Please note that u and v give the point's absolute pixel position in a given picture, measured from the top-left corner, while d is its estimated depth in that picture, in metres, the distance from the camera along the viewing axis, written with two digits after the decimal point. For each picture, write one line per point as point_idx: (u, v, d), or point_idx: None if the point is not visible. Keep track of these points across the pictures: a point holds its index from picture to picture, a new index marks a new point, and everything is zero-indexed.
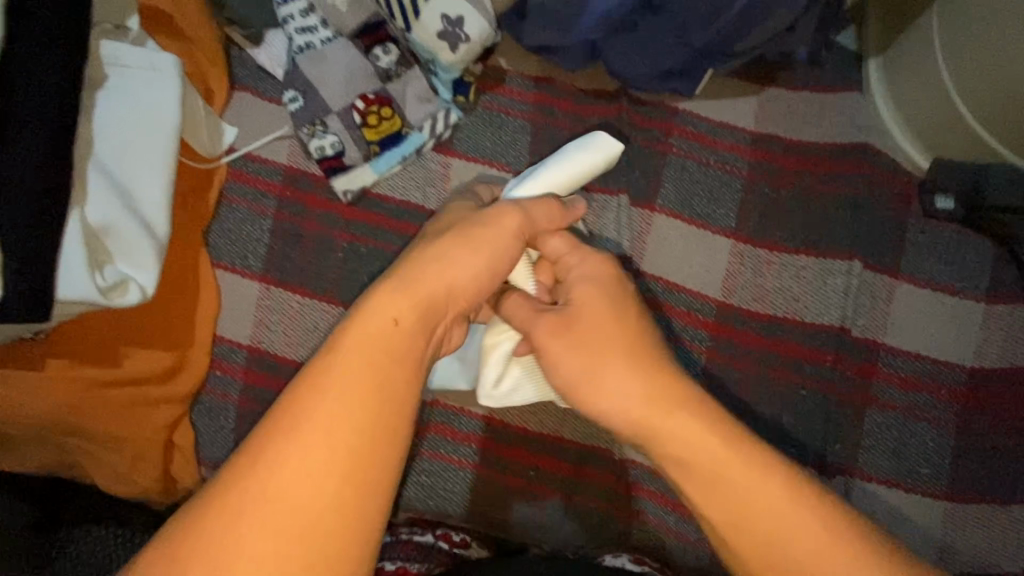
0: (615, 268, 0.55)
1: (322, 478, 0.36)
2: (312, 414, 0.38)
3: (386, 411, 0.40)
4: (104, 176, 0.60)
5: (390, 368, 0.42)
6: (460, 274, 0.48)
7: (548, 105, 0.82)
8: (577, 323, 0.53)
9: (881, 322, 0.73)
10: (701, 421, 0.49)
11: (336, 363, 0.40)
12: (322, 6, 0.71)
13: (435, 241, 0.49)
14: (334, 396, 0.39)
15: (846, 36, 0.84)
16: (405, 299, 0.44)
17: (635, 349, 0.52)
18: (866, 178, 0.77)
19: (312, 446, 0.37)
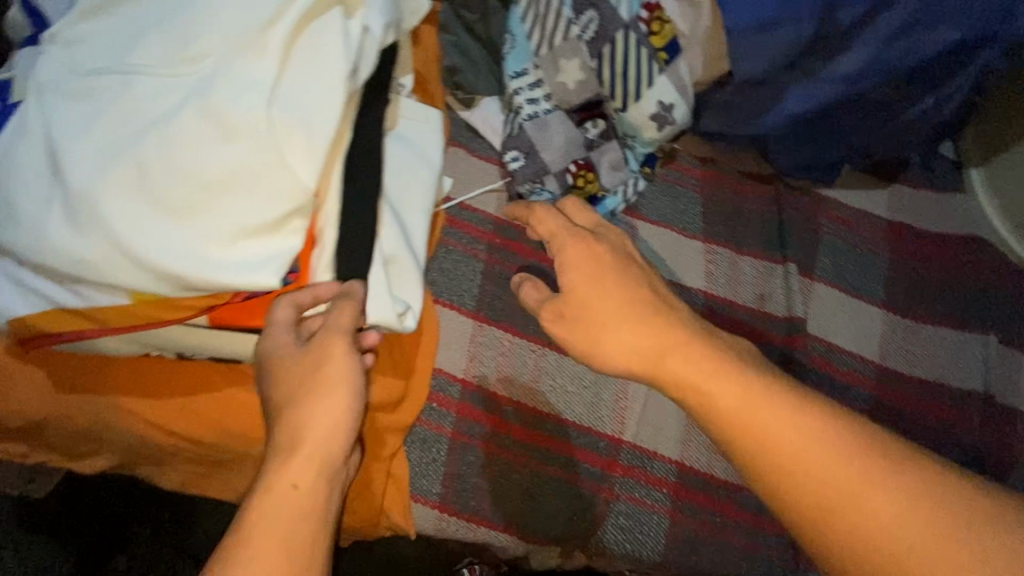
0: (591, 247, 0.62)
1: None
2: (281, 515, 0.44)
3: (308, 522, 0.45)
4: (394, 212, 0.65)
5: (319, 497, 0.46)
6: (325, 425, 0.48)
7: (714, 182, 0.92)
8: (574, 300, 0.60)
9: (1015, 389, 0.85)
10: (742, 395, 0.51)
11: (290, 467, 0.46)
12: (551, 83, 0.81)
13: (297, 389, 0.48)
14: (281, 500, 0.45)
15: (946, 148, 1.00)
16: (309, 462, 0.47)
17: (637, 301, 0.59)
18: (988, 267, 0.90)
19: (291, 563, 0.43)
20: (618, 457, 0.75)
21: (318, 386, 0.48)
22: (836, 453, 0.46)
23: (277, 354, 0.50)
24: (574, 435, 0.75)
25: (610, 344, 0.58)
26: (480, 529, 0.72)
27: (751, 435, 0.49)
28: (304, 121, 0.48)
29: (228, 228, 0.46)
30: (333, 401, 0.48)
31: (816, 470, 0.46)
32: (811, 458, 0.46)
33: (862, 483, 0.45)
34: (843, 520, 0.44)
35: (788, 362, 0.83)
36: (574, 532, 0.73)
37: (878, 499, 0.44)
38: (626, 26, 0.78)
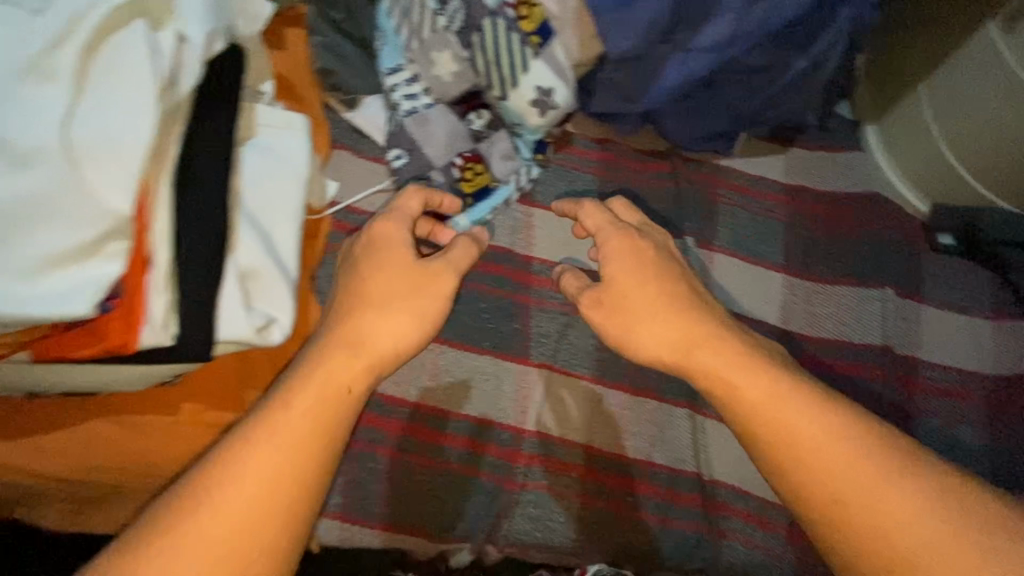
0: (635, 241, 0.68)
1: (297, 431, 0.52)
2: (324, 386, 0.55)
3: (341, 410, 0.55)
4: (253, 225, 0.63)
5: (353, 397, 0.57)
6: (387, 338, 0.60)
7: (611, 162, 0.92)
8: (612, 289, 0.66)
9: (916, 340, 0.86)
10: (770, 392, 0.56)
11: (344, 354, 0.58)
12: (427, 76, 0.80)
13: (373, 301, 0.61)
14: (325, 376, 0.56)
15: (843, 108, 1.00)
16: (366, 367, 0.58)
17: (676, 293, 0.65)
18: (884, 221, 0.91)
19: (316, 427, 0.53)
20: (520, 447, 0.75)
21: (408, 300, 0.61)
22: (855, 448, 0.52)
23: (377, 260, 0.63)
24: (475, 429, 0.75)
25: (642, 329, 0.64)
26: (387, 534, 0.72)
27: (775, 430, 0.55)
28: (108, 142, 0.47)
29: (32, 259, 0.45)
30: (404, 326, 0.61)
31: (851, 470, 0.51)
32: (833, 457, 0.52)
33: (872, 481, 0.50)
34: (857, 516, 0.49)
35: None
36: (482, 527, 0.73)
37: (892, 495, 0.49)
38: (493, 13, 0.77)
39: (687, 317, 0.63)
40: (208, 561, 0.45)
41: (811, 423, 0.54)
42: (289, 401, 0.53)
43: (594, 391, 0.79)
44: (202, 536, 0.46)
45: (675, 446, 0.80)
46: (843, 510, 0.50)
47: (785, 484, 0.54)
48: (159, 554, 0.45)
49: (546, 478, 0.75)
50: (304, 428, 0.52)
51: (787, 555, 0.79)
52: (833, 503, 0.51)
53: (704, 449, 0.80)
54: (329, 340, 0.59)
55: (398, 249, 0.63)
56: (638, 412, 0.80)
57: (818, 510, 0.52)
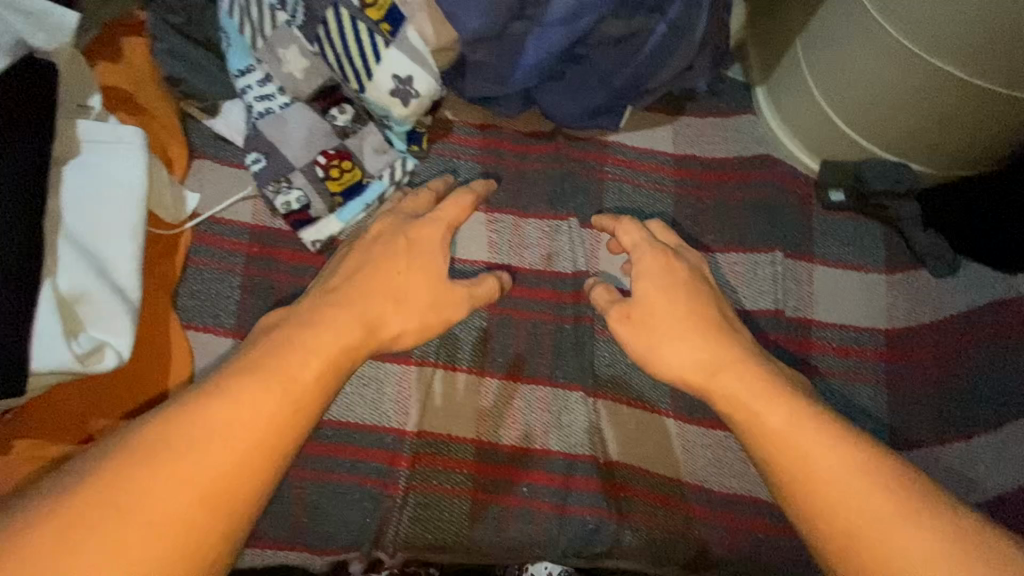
0: (667, 262, 0.68)
1: (276, 398, 0.48)
2: (313, 356, 0.52)
3: (331, 383, 0.53)
4: (76, 248, 0.60)
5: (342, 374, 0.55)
6: (398, 329, 0.61)
7: (493, 147, 0.90)
8: (642, 308, 0.65)
9: (808, 301, 0.85)
10: (787, 411, 0.53)
11: (341, 330, 0.55)
12: (278, 75, 0.77)
13: (390, 297, 0.61)
14: (312, 349, 0.53)
15: (735, 71, 0.99)
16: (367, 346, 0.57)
17: (697, 309, 0.64)
18: (775, 183, 0.89)
19: (298, 397, 0.49)
20: (403, 450, 0.73)
21: (427, 311, 0.63)
22: (857, 452, 0.49)
23: (410, 258, 0.64)
24: (356, 436, 0.73)
25: (667, 342, 0.62)
26: (267, 553, 0.69)
27: (785, 450, 0.51)
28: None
29: None
30: (416, 329, 0.63)
31: (854, 482, 0.48)
32: (852, 482, 0.48)
33: (886, 506, 0.46)
34: (882, 554, 0.44)
35: (579, 317, 0.81)
36: (367, 536, 0.70)
37: (907, 528, 0.45)
38: (335, 3, 0.74)
39: (718, 348, 0.60)
40: (201, 502, 0.43)
41: (808, 430, 0.51)
42: (299, 359, 0.51)
43: (482, 384, 0.77)
44: (198, 471, 0.43)
45: (571, 431, 0.77)
46: (861, 542, 0.46)
47: (798, 509, 0.49)
48: (156, 479, 0.42)
49: (438, 479, 0.73)
50: (304, 388, 0.50)
51: (691, 531, 0.76)
52: (852, 532, 0.46)
53: (599, 432, 0.78)
54: (342, 310, 0.57)
55: (428, 252, 0.66)
56: (529, 401, 0.78)
57: (830, 537, 0.47)
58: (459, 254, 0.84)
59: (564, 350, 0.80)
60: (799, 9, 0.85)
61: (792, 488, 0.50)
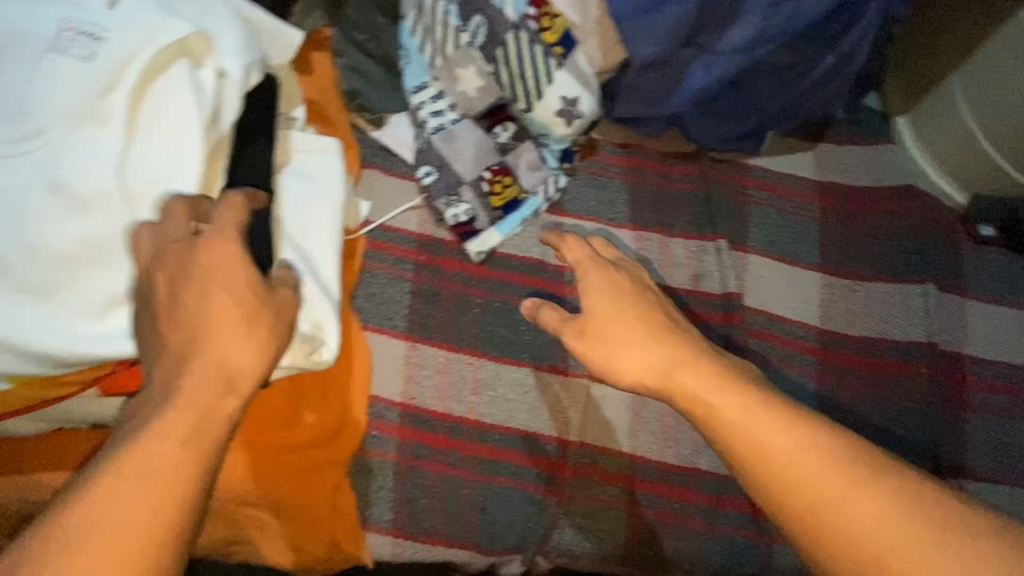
0: (609, 270, 0.57)
1: (125, 522, 0.37)
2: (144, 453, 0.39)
3: (195, 465, 0.40)
4: (296, 250, 0.65)
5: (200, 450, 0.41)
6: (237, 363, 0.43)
7: (638, 167, 0.91)
8: (591, 318, 0.55)
9: (961, 334, 0.84)
10: (748, 408, 0.46)
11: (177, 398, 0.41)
12: (452, 93, 0.81)
13: (207, 329, 0.43)
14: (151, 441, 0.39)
15: (871, 99, 0.97)
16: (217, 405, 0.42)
17: (645, 314, 0.54)
18: (922, 214, 0.89)
19: (146, 508, 0.37)
20: (566, 458, 0.76)
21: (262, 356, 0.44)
22: (808, 438, 0.44)
23: (228, 289, 0.43)
24: (519, 442, 0.76)
25: (609, 346, 0.54)
26: (438, 548, 0.73)
27: (745, 445, 0.45)
28: (172, 192, 0.49)
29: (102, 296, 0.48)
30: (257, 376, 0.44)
31: (810, 470, 0.42)
32: (813, 465, 0.43)
33: (838, 494, 0.41)
34: (851, 531, 0.40)
35: (729, 338, 0.82)
36: (530, 539, 0.74)
37: (864, 508, 0.41)
38: (516, 26, 0.77)
39: (687, 359, 0.50)
40: None
41: (766, 425, 0.45)
42: (145, 452, 0.39)
43: (636, 400, 0.79)
44: None
45: None
46: (826, 520, 0.41)
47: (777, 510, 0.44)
48: None
49: (596, 488, 0.75)
50: (173, 466, 0.39)
51: None
52: (818, 514, 0.42)
53: None
54: (189, 368, 0.42)
55: (235, 272, 0.44)
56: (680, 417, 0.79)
57: (803, 526, 0.42)
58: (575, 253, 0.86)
59: None
60: (964, 28, 0.82)
61: (759, 490, 0.44)
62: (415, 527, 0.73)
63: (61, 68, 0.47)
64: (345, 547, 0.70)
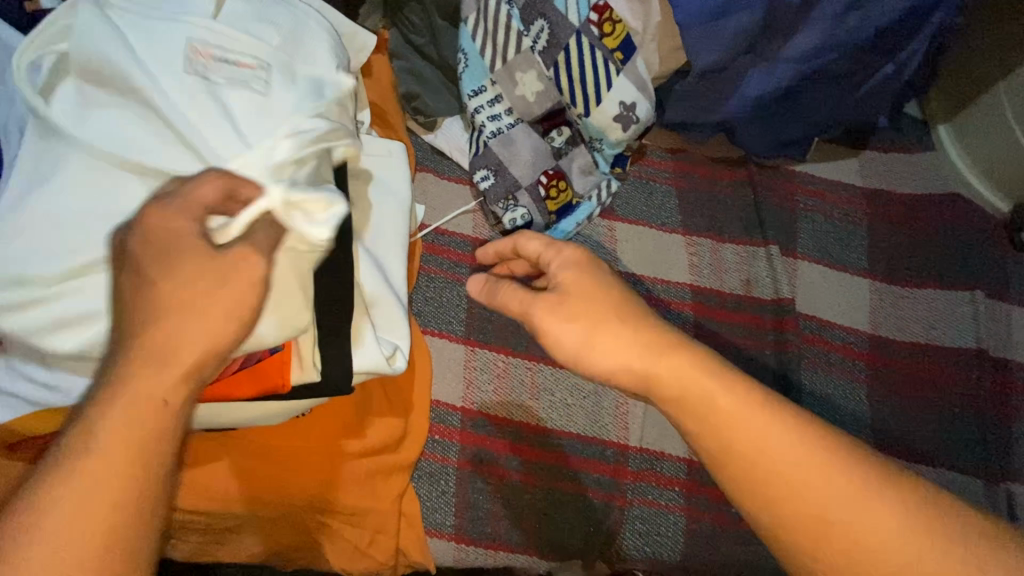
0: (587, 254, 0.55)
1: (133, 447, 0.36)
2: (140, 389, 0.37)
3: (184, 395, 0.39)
4: (369, 255, 0.63)
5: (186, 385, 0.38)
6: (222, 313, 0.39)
7: (687, 172, 0.92)
8: (567, 301, 0.52)
9: (1006, 340, 0.86)
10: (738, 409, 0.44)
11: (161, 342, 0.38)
12: (510, 97, 0.81)
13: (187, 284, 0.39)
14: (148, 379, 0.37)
15: (911, 107, 0.98)
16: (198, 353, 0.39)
17: None
18: (969, 222, 0.91)
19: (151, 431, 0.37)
20: (626, 464, 0.76)
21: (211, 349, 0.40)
22: (811, 446, 0.42)
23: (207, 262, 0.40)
24: (577, 446, 0.75)
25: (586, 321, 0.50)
26: (499, 554, 0.72)
27: (765, 460, 0.43)
28: None
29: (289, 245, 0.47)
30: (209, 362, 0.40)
31: (827, 487, 0.41)
32: (822, 477, 0.41)
33: (834, 504, 0.41)
34: (850, 540, 0.40)
35: (782, 344, 0.83)
36: (591, 543, 0.73)
37: (858, 520, 0.40)
38: (578, 31, 0.78)
39: (691, 355, 0.47)
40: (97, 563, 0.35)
41: (769, 426, 0.43)
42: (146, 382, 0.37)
43: None
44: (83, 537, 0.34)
45: None
46: (829, 533, 0.40)
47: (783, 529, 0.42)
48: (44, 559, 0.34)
49: (652, 492, 0.75)
50: (132, 462, 0.36)
51: None
52: (816, 525, 0.41)
53: None
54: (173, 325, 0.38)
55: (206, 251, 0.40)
56: None
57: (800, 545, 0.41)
58: (629, 259, 0.86)
59: (770, 376, 0.82)
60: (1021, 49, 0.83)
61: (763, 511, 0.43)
62: (477, 534, 0.72)
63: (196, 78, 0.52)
64: (409, 551, 0.70)
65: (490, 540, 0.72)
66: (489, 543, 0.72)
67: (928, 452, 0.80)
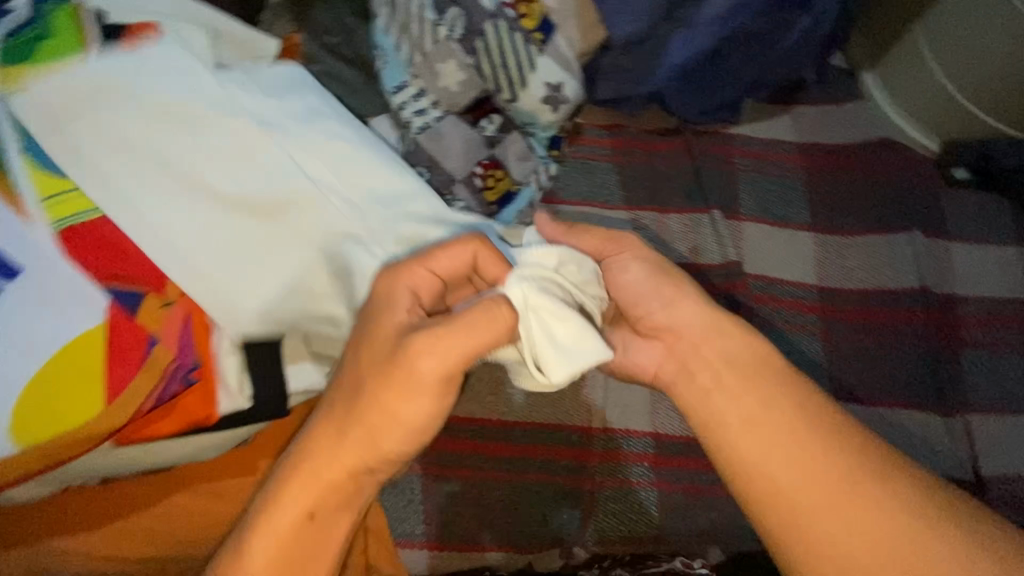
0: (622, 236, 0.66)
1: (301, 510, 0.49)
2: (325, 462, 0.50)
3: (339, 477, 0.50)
4: None
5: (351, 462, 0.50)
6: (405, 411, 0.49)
7: (625, 147, 0.91)
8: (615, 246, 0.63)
9: (948, 276, 0.88)
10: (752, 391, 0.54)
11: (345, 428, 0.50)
12: (434, 89, 0.78)
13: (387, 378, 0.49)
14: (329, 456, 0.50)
15: (837, 58, 0.99)
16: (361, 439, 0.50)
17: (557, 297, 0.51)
18: (901, 165, 0.92)
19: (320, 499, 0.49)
20: (592, 446, 0.75)
21: (361, 439, 0.49)
22: (804, 424, 0.51)
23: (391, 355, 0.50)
24: (542, 435, 0.74)
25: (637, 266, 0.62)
26: (473, 554, 0.71)
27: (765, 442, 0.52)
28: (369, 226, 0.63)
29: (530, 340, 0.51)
30: (361, 443, 0.50)
31: (802, 473, 0.50)
32: (810, 466, 0.50)
33: (816, 485, 0.49)
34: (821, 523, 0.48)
35: (733, 307, 0.84)
36: (565, 531, 0.72)
37: (835, 507, 0.48)
38: (494, 15, 0.76)
39: (718, 313, 0.59)
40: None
41: (764, 404, 0.53)
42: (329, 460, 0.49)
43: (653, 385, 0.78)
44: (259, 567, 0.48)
45: None
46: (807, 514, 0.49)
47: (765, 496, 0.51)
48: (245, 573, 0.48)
49: (621, 471, 0.75)
50: (298, 521, 0.49)
51: None
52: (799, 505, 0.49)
53: None
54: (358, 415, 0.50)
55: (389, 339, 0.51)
56: None
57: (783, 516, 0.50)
58: None
59: None
60: None
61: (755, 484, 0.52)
62: (451, 538, 0.71)
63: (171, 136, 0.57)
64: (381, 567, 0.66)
65: (463, 542, 0.71)
66: (463, 545, 0.71)
67: (885, 395, 0.82)
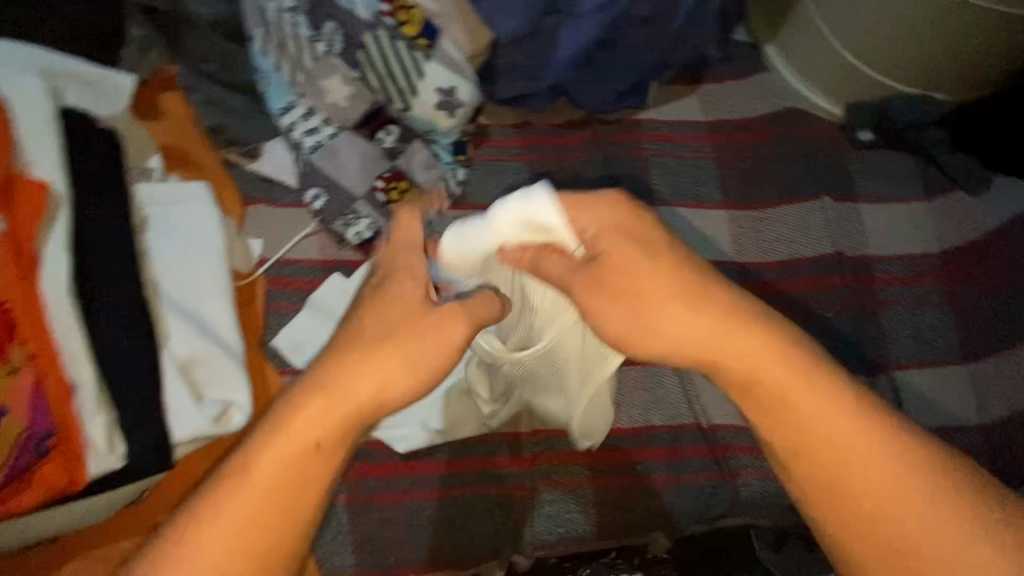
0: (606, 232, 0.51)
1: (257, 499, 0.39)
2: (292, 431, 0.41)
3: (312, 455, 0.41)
4: (182, 315, 0.64)
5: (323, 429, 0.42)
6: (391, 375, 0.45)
7: (533, 144, 0.90)
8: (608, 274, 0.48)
9: (860, 238, 0.89)
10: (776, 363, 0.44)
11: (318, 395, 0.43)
12: (322, 107, 0.77)
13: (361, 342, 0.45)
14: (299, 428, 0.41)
15: (740, 33, 0.99)
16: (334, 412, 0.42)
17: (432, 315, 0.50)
18: (807, 134, 0.93)
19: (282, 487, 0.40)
20: (522, 451, 0.74)
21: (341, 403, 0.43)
22: (834, 397, 0.43)
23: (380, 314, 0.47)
24: (470, 446, 0.73)
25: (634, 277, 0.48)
26: None
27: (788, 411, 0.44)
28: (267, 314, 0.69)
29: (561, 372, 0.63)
30: (340, 410, 0.43)
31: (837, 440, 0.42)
32: (843, 432, 0.42)
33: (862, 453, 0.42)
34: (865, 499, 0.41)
35: None
36: (501, 540, 0.71)
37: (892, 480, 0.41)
38: (371, 26, 0.75)
39: (719, 309, 0.46)
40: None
41: (808, 389, 0.44)
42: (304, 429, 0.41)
43: None
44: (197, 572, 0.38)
45: (667, 404, 0.78)
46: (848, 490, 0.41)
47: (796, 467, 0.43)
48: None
49: (555, 473, 0.74)
50: (252, 513, 0.39)
51: None
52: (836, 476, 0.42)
53: (696, 397, 0.79)
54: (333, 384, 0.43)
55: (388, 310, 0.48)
56: (623, 382, 0.78)
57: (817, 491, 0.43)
58: None
59: None
60: None
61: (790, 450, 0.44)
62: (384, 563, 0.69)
63: (51, 204, 0.58)
64: None
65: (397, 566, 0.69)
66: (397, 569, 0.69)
67: None
